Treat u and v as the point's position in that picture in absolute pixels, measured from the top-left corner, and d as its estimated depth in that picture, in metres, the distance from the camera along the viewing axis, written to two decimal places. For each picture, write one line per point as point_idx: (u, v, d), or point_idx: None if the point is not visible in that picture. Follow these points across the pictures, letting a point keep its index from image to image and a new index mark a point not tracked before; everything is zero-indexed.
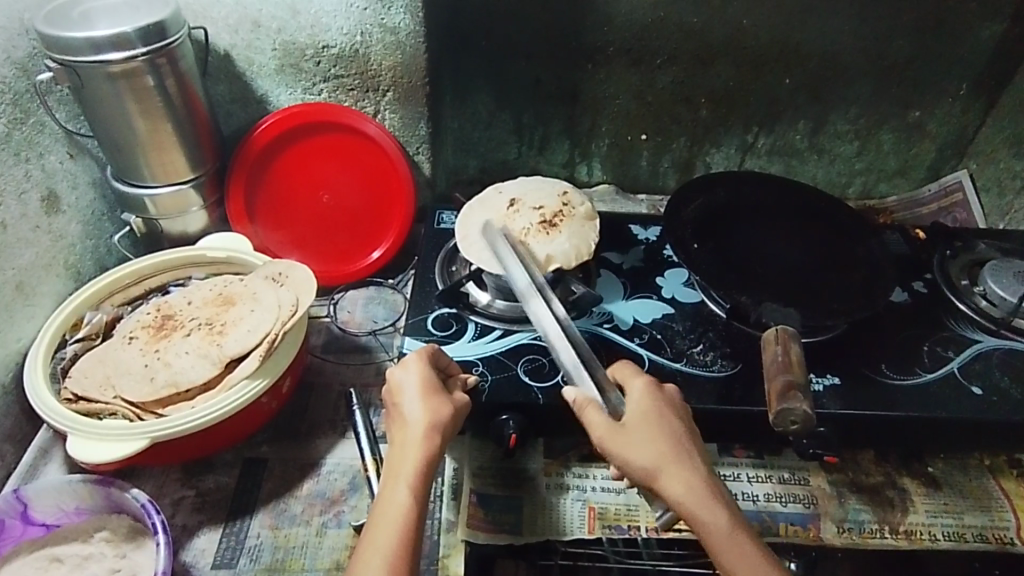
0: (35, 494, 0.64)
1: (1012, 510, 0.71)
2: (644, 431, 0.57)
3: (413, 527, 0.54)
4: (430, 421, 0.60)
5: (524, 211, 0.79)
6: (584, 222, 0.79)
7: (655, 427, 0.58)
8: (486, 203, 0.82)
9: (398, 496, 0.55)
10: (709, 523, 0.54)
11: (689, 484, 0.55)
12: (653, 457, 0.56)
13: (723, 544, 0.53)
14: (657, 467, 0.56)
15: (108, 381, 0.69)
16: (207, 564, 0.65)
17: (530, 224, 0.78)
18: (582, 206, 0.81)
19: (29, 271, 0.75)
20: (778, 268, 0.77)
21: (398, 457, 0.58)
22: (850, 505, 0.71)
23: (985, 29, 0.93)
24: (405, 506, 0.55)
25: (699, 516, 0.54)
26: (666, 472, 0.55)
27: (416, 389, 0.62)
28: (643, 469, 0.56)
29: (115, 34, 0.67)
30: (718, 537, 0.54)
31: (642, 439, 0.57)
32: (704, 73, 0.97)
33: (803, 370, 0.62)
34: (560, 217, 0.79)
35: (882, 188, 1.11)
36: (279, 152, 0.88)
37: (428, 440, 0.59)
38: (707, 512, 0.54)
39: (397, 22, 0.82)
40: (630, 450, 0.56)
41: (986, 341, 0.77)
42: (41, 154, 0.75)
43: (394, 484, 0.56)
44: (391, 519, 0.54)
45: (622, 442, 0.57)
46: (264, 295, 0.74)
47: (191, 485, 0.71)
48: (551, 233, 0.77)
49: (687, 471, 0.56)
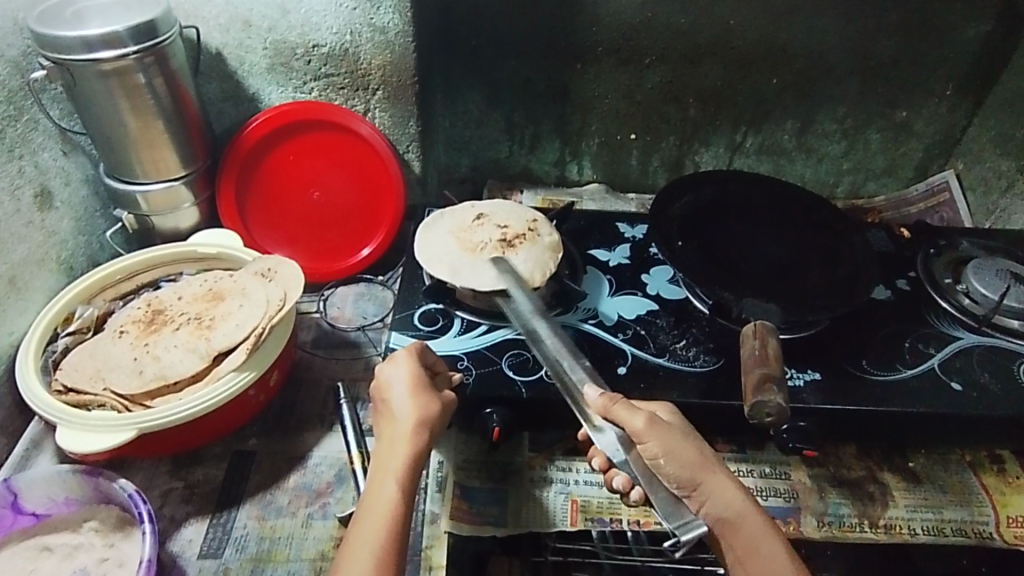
0: (25, 484, 0.65)
1: (991, 505, 0.72)
2: (683, 433, 0.58)
3: (401, 519, 0.55)
4: (419, 417, 0.61)
5: (488, 228, 0.82)
6: (546, 250, 0.79)
7: (687, 433, 0.58)
8: (454, 213, 0.84)
9: (385, 491, 0.56)
10: (751, 524, 0.54)
11: (730, 486, 0.56)
12: (696, 456, 0.56)
13: (768, 547, 0.54)
14: (700, 467, 0.56)
15: (98, 374, 0.70)
16: (193, 554, 0.66)
17: (489, 239, 0.80)
18: (549, 238, 0.81)
19: (22, 266, 0.76)
20: (761, 264, 0.78)
21: (387, 451, 0.59)
22: (830, 498, 0.72)
23: (971, 29, 0.94)
24: (393, 498, 0.56)
25: (742, 518, 0.55)
26: (709, 473, 0.56)
27: (407, 385, 0.63)
28: (688, 467, 0.55)
29: (106, 32, 0.68)
30: (760, 539, 0.54)
31: (684, 440, 0.57)
32: (692, 72, 0.98)
33: (779, 363, 0.63)
34: (521, 240, 0.80)
35: (870, 187, 1.11)
36: (270, 149, 0.90)
37: (416, 436, 0.60)
38: (750, 514, 0.55)
39: (386, 22, 0.83)
40: (675, 447, 0.56)
41: (968, 338, 0.78)
42: (34, 151, 0.76)
43: (384, 478, 0.57)
44: (379, 512, 0.55)
45: (667, 438, 0.56)
46: (253, 290, 0.75)
47: (180, 477, 0.72)
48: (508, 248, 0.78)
49: (725, 474, 0.57)
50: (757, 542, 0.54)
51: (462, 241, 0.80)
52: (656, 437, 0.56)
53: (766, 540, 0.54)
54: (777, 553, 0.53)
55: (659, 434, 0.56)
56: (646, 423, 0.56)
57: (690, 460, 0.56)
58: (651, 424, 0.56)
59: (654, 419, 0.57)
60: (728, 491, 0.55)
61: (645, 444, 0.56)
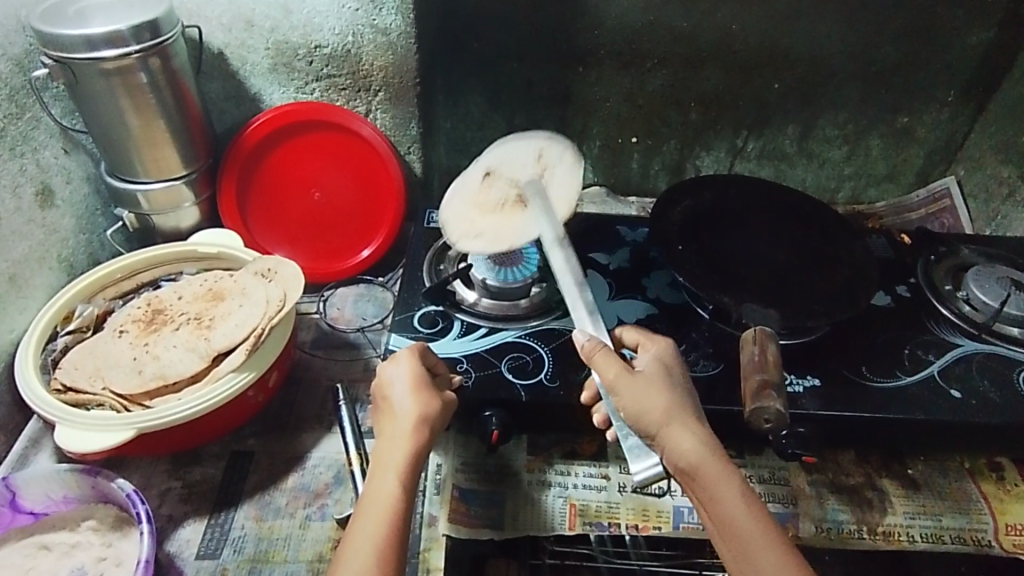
0: (24, 482, 0.65)
1: (990, 512, 0.72)
2: (653, 382, 0.58)
3: (401, 515, 0.55)
4: (420, 414, 0.61)
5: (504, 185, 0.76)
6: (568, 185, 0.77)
7: (664, 381, 0.59)
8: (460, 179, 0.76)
9: (386, 486, 0.56)
10: (709, 472, 0.54)
11: (690, 437, 0.56)
12: (663, 407, 0.57)
13: (727, 491, 0.54)
14: (663, 418, 0.56)
15: (97, 372, 0.70)
16: (191, 554, 0.66)
17: (509, 198, 0.76)
18: (566, 156, 0.77)
19: (23, 263, 0.76)
20: (761, 270, 0.78)
21: (387, 447, 0.59)
22: (829, 505, 0.72)
23: (973, 35, 0.94)
24: (393, 494, 0.56)
25: (701, 466, 0.55)
26: (670, 425, 0.56)
27: (409, 383, 0.63)
28: (647, 417, 0.56)
29: (109, 31, 0.68)
30: (720, 487, 0.54)
31: (653, 391, 0.57)
32: (694, 76, 0.98)
33: (778, 369, 0.63)
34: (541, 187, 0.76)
35: (871, 192, 1.11)
36: (272, 150, 0.90)
37: (417, 433, 0.60)
38: (711, 464, 0.55)
39: (389, 23, 0.83)
40: (641, 398, 0.57)
41: (968, 345, 0.78)
42: (35, 149, 0.76)
43: (384, 475, 0.57)
44: (381, 509, 0.55)
45: (634, 388, 0.57)
46: (253, 290, 0.75)
47: (178, 477, 0.72)
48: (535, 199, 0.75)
49: (688, 423, 0.56)
50: (715, 489, 0.54)
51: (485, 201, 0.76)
52: (624, 390, 0.58)
53: (725, 489, 0.54)
54: (736, 501, 0.53)
55: (629, 387, 0.57)
56: (618, 374, 0.58)
57: (651, 411, 0.56)
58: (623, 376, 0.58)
59: (625, 371, 0.58)
60: (686, 438, 0.55)
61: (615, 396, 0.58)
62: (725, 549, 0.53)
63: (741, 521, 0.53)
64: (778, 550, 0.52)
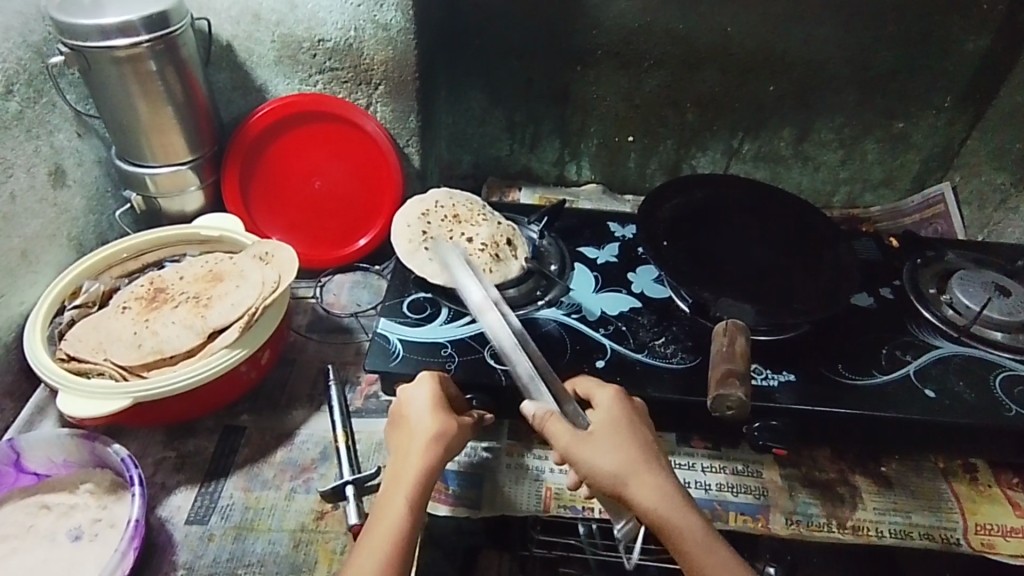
0: (28, 445, 0.69)
1: (961, 512, 0.72)
2: (621, 429, 0.62)
3: (406, 531, 0.58)
4: (436, 431, 0.64)
5: (467, 226, 0.86)
6: (419, 248, 0.83)
7: (629, 429, 0.62)
8: (486, 219, 0.88)
9: (396, 501, 0.60)
10: (682, 525, 0.57)
11: (659, 489, 0.59)
12: (622, 462, 0.59)
13: (697, 538, 0.57)
14: (627, 474, 0.59)
15: (100, 345, 0.73)
16: (181, 519, 0.69)
17: (467, 248, 0.84)
18: (410, 216, 0.86)
19: (35, 240, 0.80)
20: (743, 267, 0.80)
21: (402, 463, 0.63)
22: (800, 498, 0.74)
23: (969, 42, 0.95)
24: (401, 510, 0.59)
25: (674, 519, 0.57)
26: (638, 477, 0.59)
27: (428, 405, 0.67)
28: (614, 475, 0.59)
29: (121, 21, 0.72)
30: (696, 538, 0.57)
31: (619, 440, 0.61)
32: (691, 78, 1.00)
33: (745, 360, 0.65)
34: (436, 244, 0.84)
35: (867, 197, 1.12)
36: (274, 139, 0.93)
37: (430, 450, 0.63)
38: (685, 515, 0.58)
39: (389, 19, 0.86)
40: (602, 452, 0.60)
41: (947, 348, 0.79)
42: (50, 132, 0.81)
43: (396, 491, 0.61)
44: (387, 524, 0.58)
45: (595, 443, 0.60)
46: (250, 273, 0.78)
47: (173, 447, 0.76)
48: (446, 257, 0.82)
49: (655, 471, 0.60)
50: (690, 541, 0.57)
51: (503, 268, 0.83)
52: (582, 448, 0.60)
53: (701, 540, 0.57)
54: (711, 550, 0.57)
55: (585, 446, 0.60)
56: (573, 437, 0.61)
57: (617, 461, 0.59)
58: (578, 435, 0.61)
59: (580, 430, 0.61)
60: (660, 490, 0.59)
61: (576, 453, 0.60)
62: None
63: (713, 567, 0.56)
64: None
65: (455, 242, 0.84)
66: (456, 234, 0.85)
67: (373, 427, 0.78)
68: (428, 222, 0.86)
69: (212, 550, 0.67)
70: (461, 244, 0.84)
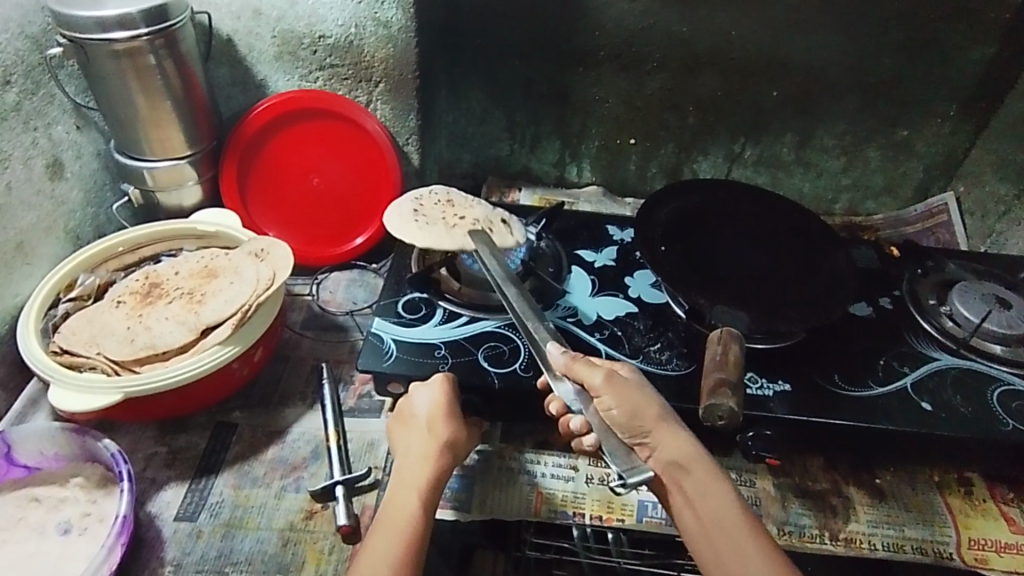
0: (19, 437, 0.70)
1: (954, 526, 0.72)
2: (640, 385, 0.61)
3: (419, 533, 0.59)
4: (448, 439, 0.66)
5: (462, 208, 0.85)
6: (409, 219, 0.80)
7: (648, 387, 0.62)
8: (481, 207, 0.86)
9: (409, 503, 0.61)
10: (701, 475, 0.58)
11: (682, 440, 0.59)
12: (650, 409, 0.59)
13: (715, 490, 0.57)
14: (654, 418, 0.59)
15: (93, 339, 0.73)
16: (171, 515, 0.69)
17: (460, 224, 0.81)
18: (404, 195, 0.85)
19: (30, 233, 0.80)
20: (740, 273, 0.80)
21: (413, 466, 0.64)
22: (792, 508, 0.73)
23: (976, 51, 0.94)
24: (413, 512, 0.60)
25: (695, 466, 0.58)
26: (664, 423, 0.59)
27: (436, 408, 0.67)
28: (641, 416, 0.59)
29: (120, 14, 0.71)
30: (712, 487, 0.58)
31: (638, 394, 0.60)
32: (692, 81, 0.99)
33: (737, 369, 0.66)
34: (427, 217, 0.81)
35: (868, 205, 1.11)
36: (272, 135, 0.93)
37: (440, 456, 0.64)
38: (706, 470, 0.58)
39: (390, 17, 0.86)
40: (629, 401, 0.59)
41: (944, 359, 0.78)
42: (48, 124, 0.81)
43: (407, 493, 0.62)
44: (400, 525, 0.59)
45: (621, 391, 0.59)
46: (245, 269, 0.78)
47: (164, 443, 0.76)
48: (437, 227, 0.80)
49: (676, 425, 0.60)
50: (708, 489, 0.57)
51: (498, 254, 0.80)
52: (612, 389, 0.59)
53: (719, 494, 0.57)
54: (723, 500, 0.57)
55: (615, 387, 0.59)
56: (603, 377, 0.59)
57: (643, 411, 0.59)
58: (608, 379, 0.59)
59: (611, 374, 0.60)
60: (683, 442, 0.59)
61: (601, 397, 0.59)
62: (714, 550, 0.55)
63: (729, 523, 0.56)
64: (764, 543, 0.55)
65: (447, 218, 0.82)
66: (450, 214, 0.83)
67: (365, 427, 0.78)
68: (421, 203, 0.84)
69: (201, 547, 0.67)
70: (454, 221, 0.82)
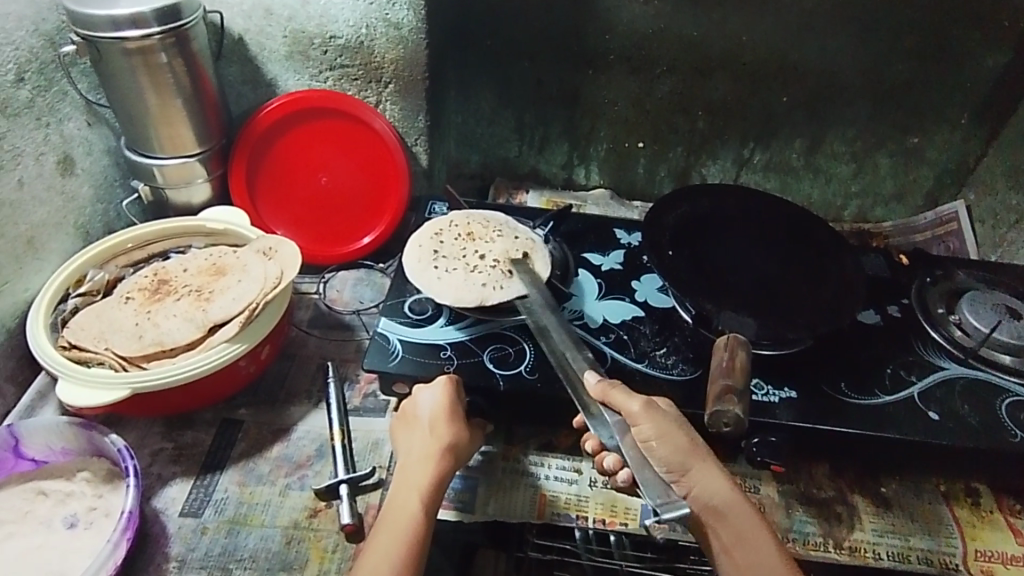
0: (27, 431, 0.70)
1: (960, 537, 0.71)
2: (677, 419, 0.61)
3: (420, 532, 0.59)
4: (450, 440, 0.66)
5: (482, 244, 0.83)
6: (429, 266, 0.80)
7: (684, 422, 0.62)
8: (501, 235, 0.84)
9: (410, 502, 0.61)
10: (739, 517, 0.58)
11: (721, 480, 0.59)
12: (688, 444, 0.59)
13: (753, 534, 0.57)
14: (691, 454, 0.59)
15: (101, 335, 0.74)
16: (176, 511, 0.69)
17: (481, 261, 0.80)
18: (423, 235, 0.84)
19: (41, 228, 0.81)
20: (747, 279, 0.79)
21: (415, 467, 0.64)
22: (796, 516, 0.73)
23: (989, 58, 0.93)
24: (415, 512, 0.60)
25: (730, 505, 0.58)
26: (702, 461, 0.59)
27: (438, 409, 0.68)
28: (679, 452, 0.59)
29: (134, 13, 0.72)
30: (750, 531, 0.58)
31: (675, 427, 0.60)
32: (703, 85, 0.99)
33: (743, 376, 0.66)
34: (447, 259, 0.80)
35: (878, 211, 1.11)
36: (282, 134, 0.93)
37: (442, 457, 0.65)
38: (744, 512, 0.58)
39: (401, 18, 0.86)
40: (667, 433, 0.59)
41: (952, 369, 0.77)
42: (60, 121, 0.81)
43: (409, 494, 0.62)
44: (401, 524, 0.59)
45: (658, 422, 0.59)
46: (253, 267, 0.78)
47: (171, 439, 0.76)
48: (456, 274, 0.79)
49: (715, 465, 0.60)
50: (744, 529, 0.57)
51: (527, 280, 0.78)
52: (650, 420, 0.59)
53: (759, 538, 0.57)
54: (762, 544, 0.57)
55: (653, 418, 0.59)
56: (640, 407, 0.59)
57: (681, 446, 0.59)
58: (646, 409, 0.59)
59: (649, 404, 0.60)
60: (722, 484, 0.59)
61: (638, 426, 0.59)
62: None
63: (767, 567, 0.56)
64: None
65: (467, 258, 0.81)
66: (470, 251, 0.82)
67: (370, 426, 0.78)
68: (441, 240, 0.83)
69: (205, 543, 0.67)
70: (474, 259, 0.80)
